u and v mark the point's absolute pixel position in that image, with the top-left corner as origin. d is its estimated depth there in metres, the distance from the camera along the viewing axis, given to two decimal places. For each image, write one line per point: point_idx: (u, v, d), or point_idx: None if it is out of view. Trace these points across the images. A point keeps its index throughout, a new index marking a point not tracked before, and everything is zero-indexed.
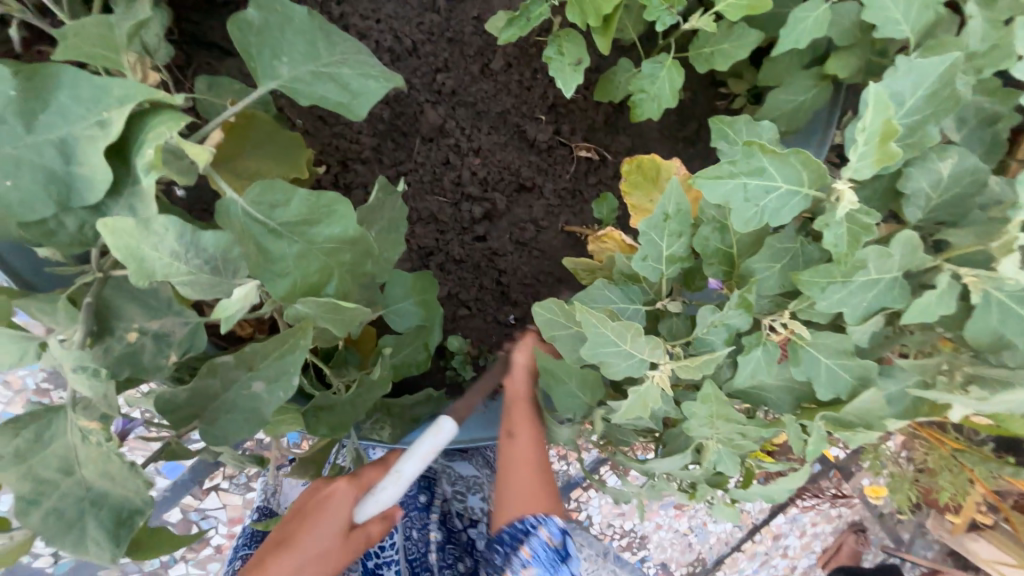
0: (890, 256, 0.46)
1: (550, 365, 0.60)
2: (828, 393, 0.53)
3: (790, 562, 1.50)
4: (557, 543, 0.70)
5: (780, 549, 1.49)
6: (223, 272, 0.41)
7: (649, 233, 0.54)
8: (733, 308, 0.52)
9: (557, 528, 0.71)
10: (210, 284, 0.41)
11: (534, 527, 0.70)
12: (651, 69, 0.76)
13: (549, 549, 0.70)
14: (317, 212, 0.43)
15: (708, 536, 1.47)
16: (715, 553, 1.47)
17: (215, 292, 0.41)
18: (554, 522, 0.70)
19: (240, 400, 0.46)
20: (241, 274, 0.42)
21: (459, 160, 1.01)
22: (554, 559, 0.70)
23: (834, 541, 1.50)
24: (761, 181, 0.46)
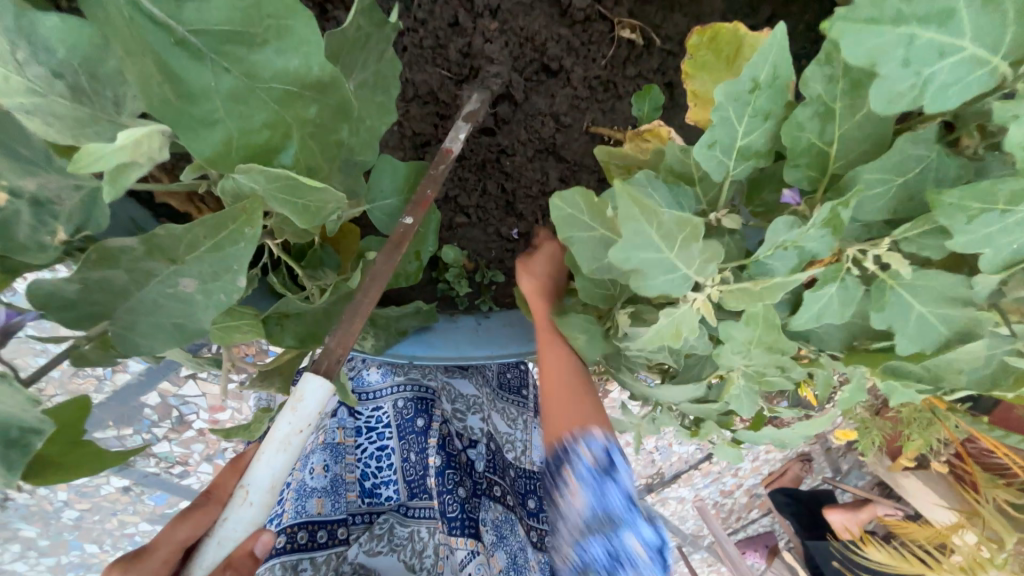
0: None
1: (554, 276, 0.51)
2: (911, 347, 0.43)
3: (738, 480, 1.59)
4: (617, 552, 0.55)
5: (732, 470, 1.57)
6: (96, 89, 0.30)
7: (727, 106, 0.39)
8: (817, 225, 0.39)
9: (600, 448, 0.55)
10: (83, 116, 0.30)
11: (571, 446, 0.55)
12: None
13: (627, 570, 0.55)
14: (255, 23, 0.27)
15: (670, 454, 1.50)
16: (673, 469, 1.52)
17: (87, 128, 0.30)
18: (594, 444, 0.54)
19: (164, 301, 0.34)
20: (127, 106, 0.31)
21: (470, 23, 0.79)
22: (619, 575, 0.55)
23: (782, 465, 1.58)
24: (939, 37, 0.31)
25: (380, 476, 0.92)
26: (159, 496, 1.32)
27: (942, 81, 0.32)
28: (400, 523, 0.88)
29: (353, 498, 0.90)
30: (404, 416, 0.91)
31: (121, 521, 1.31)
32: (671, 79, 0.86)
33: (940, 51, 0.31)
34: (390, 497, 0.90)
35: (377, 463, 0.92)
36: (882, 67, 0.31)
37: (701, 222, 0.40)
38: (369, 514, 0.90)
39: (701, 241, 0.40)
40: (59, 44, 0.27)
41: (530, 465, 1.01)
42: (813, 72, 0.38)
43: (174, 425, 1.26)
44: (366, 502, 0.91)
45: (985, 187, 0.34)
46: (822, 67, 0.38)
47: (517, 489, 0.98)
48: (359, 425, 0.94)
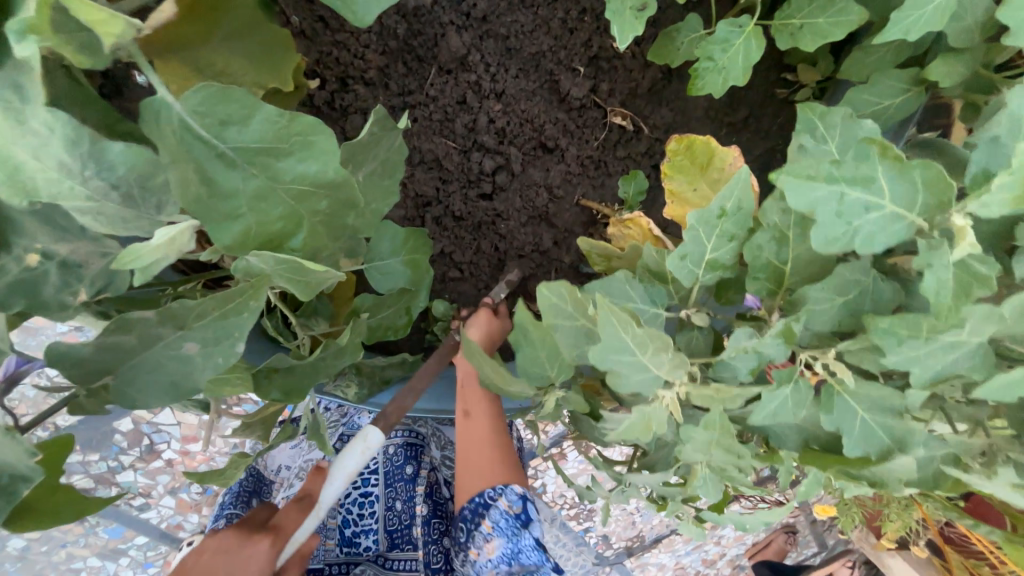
0: (976, 322, 0.38)
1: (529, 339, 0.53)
2: (856, 450, 0.46)
3: (720, 549, 1.56)
4: (515, 509, 0.76)
5: (714, 537, 1.54)
6: (139, 203, 0.33)
7: (698, 228, 0.45)
8: (770, 335, 0.44)
9: (516, 497, 0.76)
10: (123, 215, 0.32)
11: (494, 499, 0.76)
12: (725, 31, 0.62)
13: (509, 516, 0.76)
14: (285, 141, 0.32)
15: (651, 517, 1.48)
16: (654, 532, 1.50)
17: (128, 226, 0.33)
18: (511, 491, 0.76)
19: (165, 361, 0.37)
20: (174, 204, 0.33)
21: (477, 102, 0.87)
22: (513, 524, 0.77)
23: (765, 536, 1.55)
24: (864, 195, 0.36)
25: (361, 524, 0.91)
26: (113, 530, 1.27)
27: (868, 230, 0.37)
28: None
29: (331, 546, 0.90)
30: (393, 462, 0.93)
31: (69, 554, 1.25)
32: (656, 163, 0.94)
33: (863, 200, 0.37)
34: (368, 547, 0.90)
35: (359, 510, 0.92)
36: (819, 213, 0.37)
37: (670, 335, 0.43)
38: (345, 564, 0.89)
39: (669, 352, 0.44)
40: (118, 162, 0.31)
41: None
42: (771, 205, 0.44)
43: (143, 454, 1.24)
44: (343, 551, 0.90)
45: (910, 317, 0.38)
46: (776, 202, 0.44)
47: None
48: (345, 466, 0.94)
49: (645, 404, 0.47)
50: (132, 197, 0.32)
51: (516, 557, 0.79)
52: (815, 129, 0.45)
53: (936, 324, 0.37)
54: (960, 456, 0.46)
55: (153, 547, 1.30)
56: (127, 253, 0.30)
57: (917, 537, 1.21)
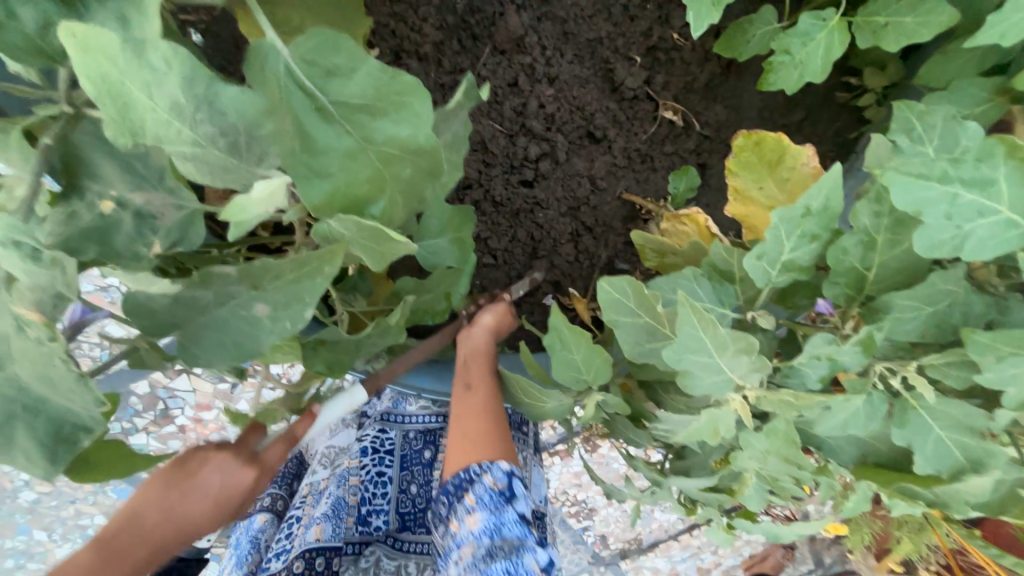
0: None
1: (573, 342, 0.52)
2: (927, 467, 0.43)
3: (717, 559, 1.54)
4: (501, 486, 0.66)
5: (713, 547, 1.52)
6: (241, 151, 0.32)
7: (779, 228, 0.42)
8: (850, 344, 0.42)
9: (503, 473, 0.66)
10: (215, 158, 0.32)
11: (478, 474, 0.66)
12: (807, 24, 0.60)
13: (493, 492, 0.66)
14: (384, 97, 0.31)
15: (652, 521, 1.47)
16: (653, 536, 1.49)
17: (223, 177, 0.32)
18: (497, 467, 0.66)
19: (233, 322, 0.36)
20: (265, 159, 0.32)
21: (528, 86, 0.85)
22: (497, 502, 0.66)
23: (763, 549, 1.53)
24: (979, 199, 0.34)
25: (374, 503, 0.90)
26: (122, 492, 1.28)
27: (981, 237, 0.35)
28: (387, 556, 0.87)
29: (348, 524, 0.88)
30: (411, 447, 0.93)
31: (78, 511, 1.25)
32: (704, 161, 0.91)
33: (979, 204, 0.34)
34: (379, 527, 0.89)
35: (373, 489, 0.91)
36: (926, 215, 0.35)
37: (754, 337, 0.41)
38: (359, 543, 0.88)
39: (752, 354, 0.41)
40: (229, 107, 0.30)
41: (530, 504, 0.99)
42: (862, 208, 0.41)
43: (156, 418, 1.24)
44: (359, 529, 0.88)
45: (1012, 334, 0.36)
46: (870, 206, 0.41)
47: None
48: (364, 445, 0.93)
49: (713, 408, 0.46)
50: (222, 142, 0.31)
51: (498, 531, 0.66)
52: (912, 131, 0.43)
53: None
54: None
55: None
56: (234, 208, 0.28)
57: (928, 562, 1.19)
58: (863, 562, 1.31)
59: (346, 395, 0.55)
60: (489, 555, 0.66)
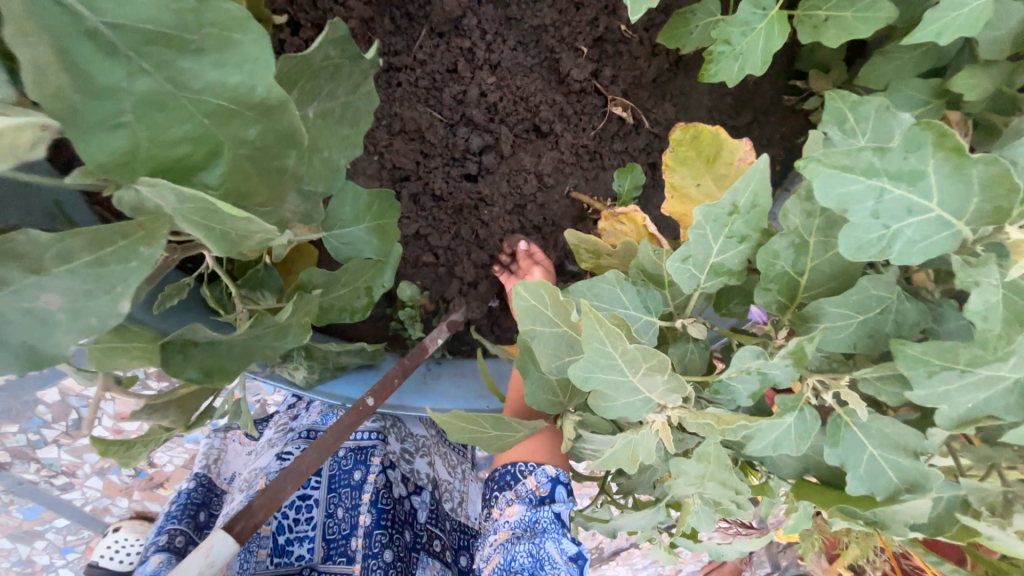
0: None
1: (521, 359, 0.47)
2: (860, 488, 0.39)
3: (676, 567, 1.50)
4: (543, 491, 0.69)
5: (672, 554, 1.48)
6: None
7: (704, 226, 0.38)
8: (780, 357, 0.38)
9: (546, 478, 0.70)
10: None
11: (523, 473, 0.71)
12: (747, 14, 0.56)
13: (534, 496, 0.69)
14: (191, 31, 0.24)
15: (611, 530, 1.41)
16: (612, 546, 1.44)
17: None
18: (543, 471, 0.70)
19: (14, 317, 0.28)
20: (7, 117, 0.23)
21: (469, 72, 0.80)
22: (536, 510, 0.68)
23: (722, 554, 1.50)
24: (907, 195, 0.30)
25: (296, 530, 0.86)
26: (30, 510, 1.15)
27: (908, 237, 0.31)
28: None
29: (262, 557, 0.84)
30: (341, 467, 0.90)
31: None
32: (654, 160, 0.87)
33: (906, 200, 0.30)
34: (301, 556, 0.84)
35: (296, 515, 0.87)
36: (851, 214, 0.31)
37: (668, 355, 0.36)
38: None
39: (666, 374, 0.36)
40: None
41: (465, 519, 1.02)
42: (794, 202, 0.37)
43: (68, 429, 1.11)
44: (274, 561, 0.83)
45: (944, 348, 0.32)
46: (802, 200, 0.37)
47: (453, 544, 0.97)
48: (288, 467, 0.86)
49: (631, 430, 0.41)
50: None
51: (532, 525, 0.68)
52: (845, 120, 0.40)
53: (982, 352, 0.31)
54: (971, 502, 0.41)
55: (75, 530, 1.20)
56: None
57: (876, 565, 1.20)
58: (815, 566, 1.31)
59: (199, 551, 0.44)
60: (517, 533, 0.69)
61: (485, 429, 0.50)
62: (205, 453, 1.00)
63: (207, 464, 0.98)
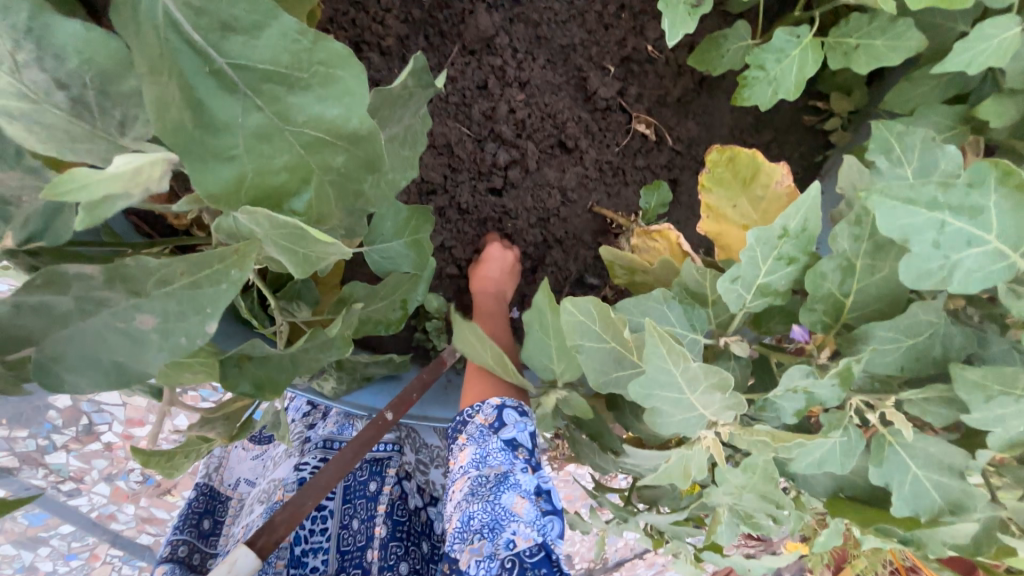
0: None
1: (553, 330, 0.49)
2: (904, 508, 0.40)
3: None
4: (491, 421, 0.62)
5: None
6: None
7: (756, 248, 0.39)
8: (830, 379, 0.39)
9: (493, 408, 0.63)
10: None
11: (471, 414, 0.64)
12: (781, 41, 0.59)
13: (483, 429, 0.62)
14: (302, 66, 0.26)
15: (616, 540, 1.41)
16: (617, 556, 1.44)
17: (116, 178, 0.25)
18: (488, 403, 0.63)
19: (110, 336, 0.29)
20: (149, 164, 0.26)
21: (498, 89, 0.81)
22: (488, 440, 0.62)
23: (726, 567, 1.50)
24: (967, 227, 0.31)
25: (312, 541, 0.85)
26: (34, 516, 1.13)
27: (968, 268, 0.32)
28: None
29: (280, 568, 0.81)
30: (356, 478, 0.90)
31: None
32: (676, 177, 0.89)
33: (967, 232, 0.31)
34: (316, 568, 0.84)
35: (312, 525, 0.86)
36: (913, 242, 0.31)
37: (729, 373, 0.37)
38: None
39: (727, 392, 0.37)
40: None
41: None
42: (844, 226, 0.39)
43: (78, 435, 1.11)
44: (290, 572, 0.81)
45: (1000, 373, 0.33)
46: (851, 226, 0.38)
47: None
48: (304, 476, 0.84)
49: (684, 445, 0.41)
50: None
51: (485, 462, 0.61)
52: (891, 149, 0.41)
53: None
54: (1011, 522, 0.42)
55: (79, 537, 1.16)
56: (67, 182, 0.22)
57: None
58: None
59: (223, 565, 0.40)
60: (473, 490, 0.61)
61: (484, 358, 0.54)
62: (206, 461, 0.96)
63: (208, 472, 0.97)
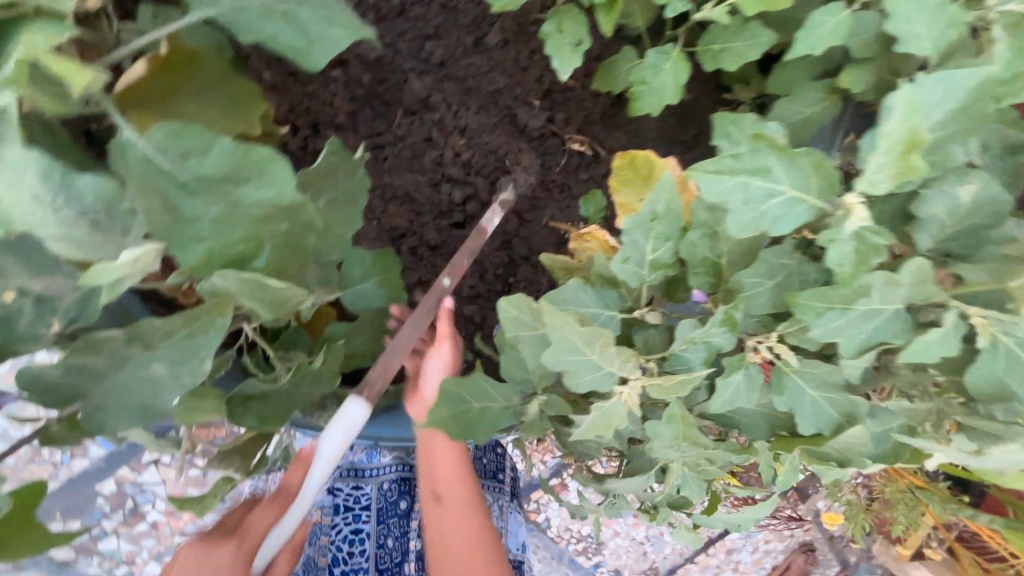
0: (893, 286, 0.38)
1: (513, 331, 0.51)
2: (810, 427, 0.47)
3: None
4: None
5: (731, 564, 1.33)
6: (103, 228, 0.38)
7: (632, 231, 0.47)
8: (717, 324, 0.46)
9: None
10: (88, 242, 0.38)
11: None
12: (655, 59, 0.70)
13: None
14: (237, 169, 0.36)
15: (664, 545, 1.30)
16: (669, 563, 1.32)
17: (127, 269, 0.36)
18: None
19: (133, 384, 0.39)
20: (148, 254, 0.37)
21: (442, 139, 0.93)
22: None
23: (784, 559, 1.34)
24: (765, 183, 0.39)
25: (350, 562, 0.92)
26: None
27: (775, 215, 0.40)
28: None
29: None
30: (387, 498, 0.94)
31: None
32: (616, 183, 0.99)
33: (766, 188, 0.39)
34: None
35: (349, 547, 0.92)
36: (729, 203, 0.40)
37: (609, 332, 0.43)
38: None
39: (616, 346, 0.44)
40: (84, 191, 0.36)
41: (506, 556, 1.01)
42: (698, 203, 0.47)
43: (125, 518, 1.18)
44: None
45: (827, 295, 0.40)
46: (703, 200, 0.47)
47: None
48: (337, 503, 0.94)
49: (603, 402, 0.47)
50: (99, 224, 0.38)
51: None
52: (731, 134, 0.50)
53: (841, 292, 0.38)
54: (912, 425, 0.47)
55: None
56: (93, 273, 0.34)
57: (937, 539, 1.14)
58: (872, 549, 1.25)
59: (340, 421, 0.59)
60: None
61: (468, 405, 0.53)
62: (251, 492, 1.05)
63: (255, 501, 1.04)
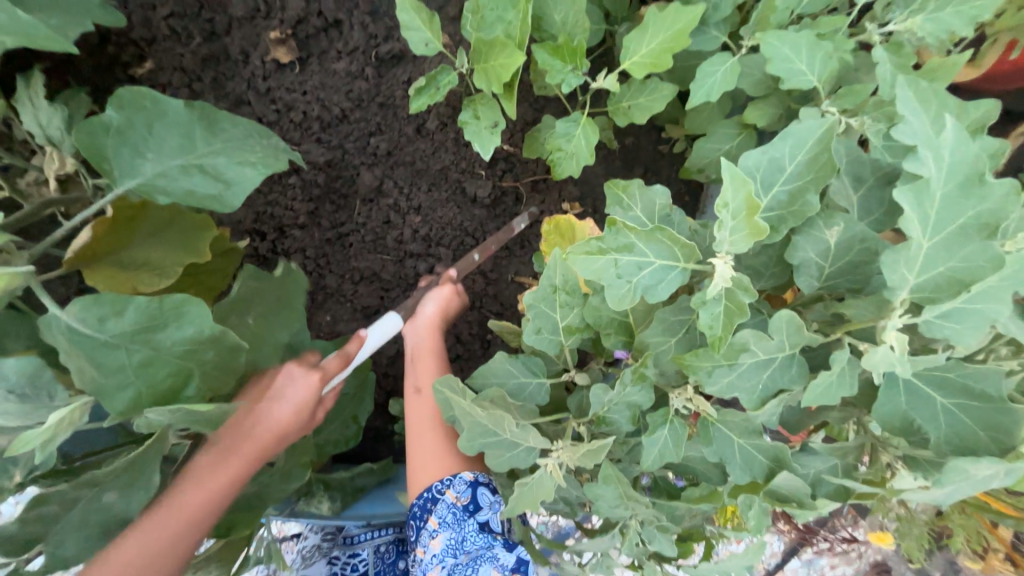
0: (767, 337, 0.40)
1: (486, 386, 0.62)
2: (743, 475, 0.47)
3: None
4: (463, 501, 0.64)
5: None
6: (32, 398, 0.44)
7: (537, 306, 0.51)
8: (630, 384, 0.48)
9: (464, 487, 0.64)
10: (22, 410, 0.43)
11: (440, 491, 0.64)
12: (567, 127, 0.74)
13: (455, 510, 0.63)
14: (159, 317, 0.42)
15: None
16: None
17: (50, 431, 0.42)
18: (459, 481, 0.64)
19: (87, 516, 0.47)
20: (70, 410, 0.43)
21: (400, 220, 1.00)
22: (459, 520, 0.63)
23: None
24: (634, 256, 0.42)
25: None
26: None
27: (647, 283, 0.43)
28: None
29: None
30: (385, 560, 0.88)
31: None
32: None
33: (635, 261, 0.42)
34: None
35: None
36: (605, 279, 0.43)
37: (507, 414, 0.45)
38: None
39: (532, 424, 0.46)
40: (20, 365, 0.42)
41: None
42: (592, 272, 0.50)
43: None
44: None
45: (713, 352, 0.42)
46: None
47: None
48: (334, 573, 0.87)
49: (530, 476, 0.49)
50: (26, 394, 0.44)
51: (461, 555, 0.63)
52: (621, 200, 0.52)
53: (717, 352, 0.41)
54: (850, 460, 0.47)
55: None
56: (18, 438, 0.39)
57: None
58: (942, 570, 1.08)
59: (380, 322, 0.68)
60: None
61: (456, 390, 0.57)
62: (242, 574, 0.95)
63: None
